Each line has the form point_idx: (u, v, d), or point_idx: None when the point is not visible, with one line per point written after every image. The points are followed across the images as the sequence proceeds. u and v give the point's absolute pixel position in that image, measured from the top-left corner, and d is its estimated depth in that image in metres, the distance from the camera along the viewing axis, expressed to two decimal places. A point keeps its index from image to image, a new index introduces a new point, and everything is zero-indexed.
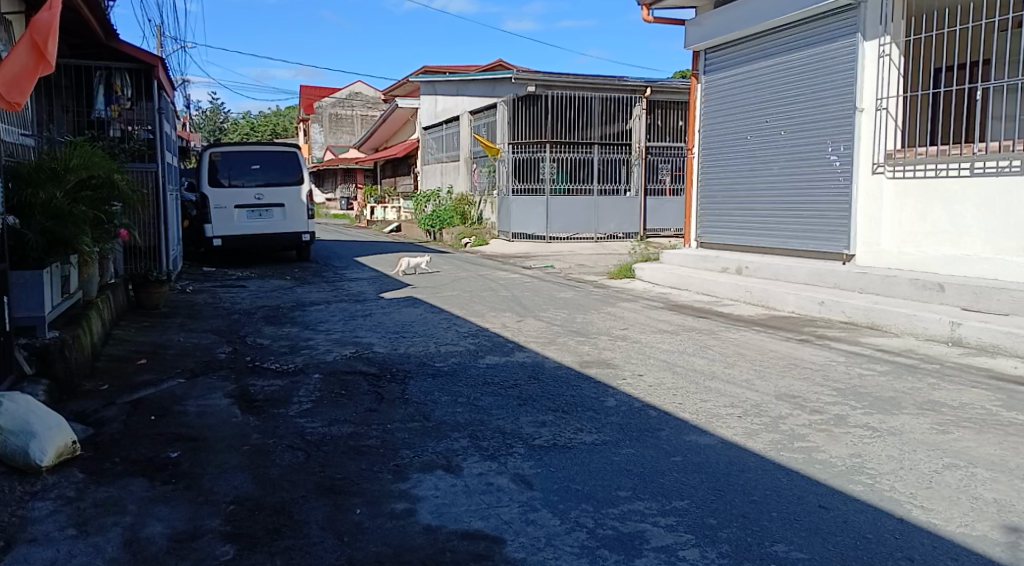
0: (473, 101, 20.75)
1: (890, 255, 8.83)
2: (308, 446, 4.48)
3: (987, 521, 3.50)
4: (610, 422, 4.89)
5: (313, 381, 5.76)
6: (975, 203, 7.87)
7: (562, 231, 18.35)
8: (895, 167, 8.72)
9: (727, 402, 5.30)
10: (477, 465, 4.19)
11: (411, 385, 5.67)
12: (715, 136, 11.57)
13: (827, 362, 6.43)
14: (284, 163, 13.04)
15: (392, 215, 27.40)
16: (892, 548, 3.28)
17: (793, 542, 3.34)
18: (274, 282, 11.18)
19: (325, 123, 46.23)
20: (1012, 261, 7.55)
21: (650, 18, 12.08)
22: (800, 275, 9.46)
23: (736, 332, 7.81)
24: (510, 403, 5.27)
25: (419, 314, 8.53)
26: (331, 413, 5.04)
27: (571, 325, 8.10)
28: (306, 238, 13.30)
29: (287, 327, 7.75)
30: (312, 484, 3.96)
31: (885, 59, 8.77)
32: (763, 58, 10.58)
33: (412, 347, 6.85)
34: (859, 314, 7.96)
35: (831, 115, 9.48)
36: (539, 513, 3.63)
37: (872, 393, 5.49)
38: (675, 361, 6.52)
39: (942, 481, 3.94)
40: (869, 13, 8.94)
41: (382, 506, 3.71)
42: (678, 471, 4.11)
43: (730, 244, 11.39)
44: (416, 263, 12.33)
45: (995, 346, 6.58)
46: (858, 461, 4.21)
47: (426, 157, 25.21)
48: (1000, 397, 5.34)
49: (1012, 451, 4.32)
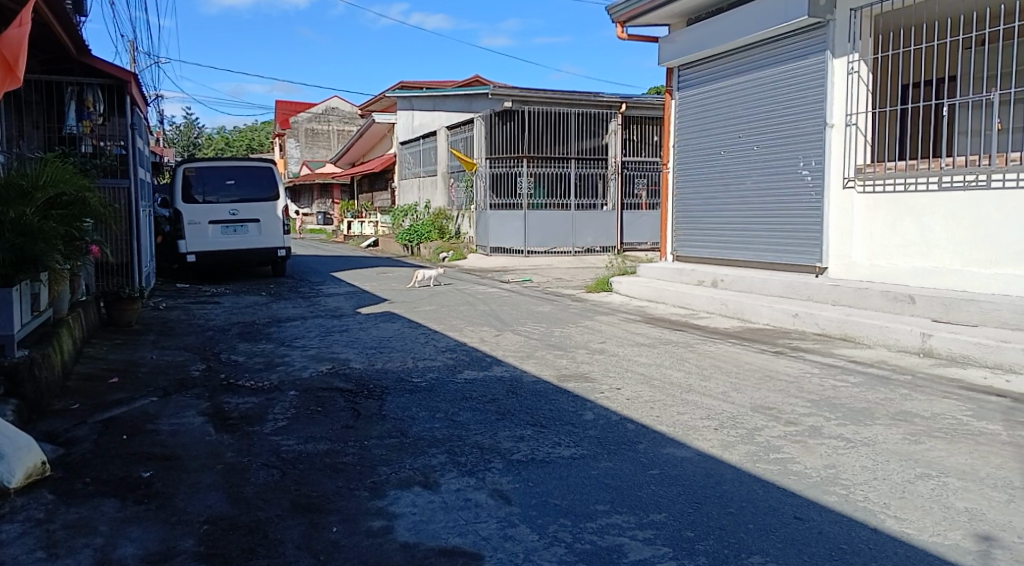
0: (450, 116, 20.86)
1: (862, 268, 8.96)
2: (283, 464, 4.43)
3: (959, 530, 3.55)
4: (588, 435, 4.90)
5: (289, 398, 5.71)
6: (944, 217, 8.02)
7: (540, 245, 18.40)
8: (866, 182, 8.88)
9: (704, 415, 5.33)
10: (455, 481, 4.17)
11: (388, 401, 5.63)
12: (691, 152, 11.68)
13: (802, 373, 6.50)
14: (261, 179, 12.96)
15: (370, 230, 27.34)
16: (867, 558, 3.31)
17: (769, 554, 3.36)
18: (249, 299, 11.11)
19: (302, 138, 46.07)
20: (980, 274, 7.70)
21: (624, 35, 12.21)
22: (773, 287, 9.56)
23: (712, 344, 7.88)
24: (489, 418, 5.26)
25: (396, 329, 8.49)
26: (308, 430, 5.00)
27: (548, 339, 8.10)
28: (282, 253, 13.23)
29: (262, 344, 7.69)
30: (288, 503, 3.92)
31: (853, 76, 8.95)
32: (735, 75, 10.75)
33: (389, 362, 6.82)
34: (832, 325, 8.06)
35: (802, 131, 9.62)
36: (517, 529, 3.62)
37: (846, 404, 5.56)
38: (653, 374, 6.56)
39: (915, 491, 3.99)
40: (837, 31, 9.12)
41: (359, 524, 3.68)
42: (655, 484, 4.13)
43: (706, 257, 11.49)
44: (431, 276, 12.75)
45: (965, 357, 6.69)
46: (832, 472, 4.25)
47: (402, 172, 25.23)
48: (970, 407, 5.43)
49: (982, 460, 4.39)
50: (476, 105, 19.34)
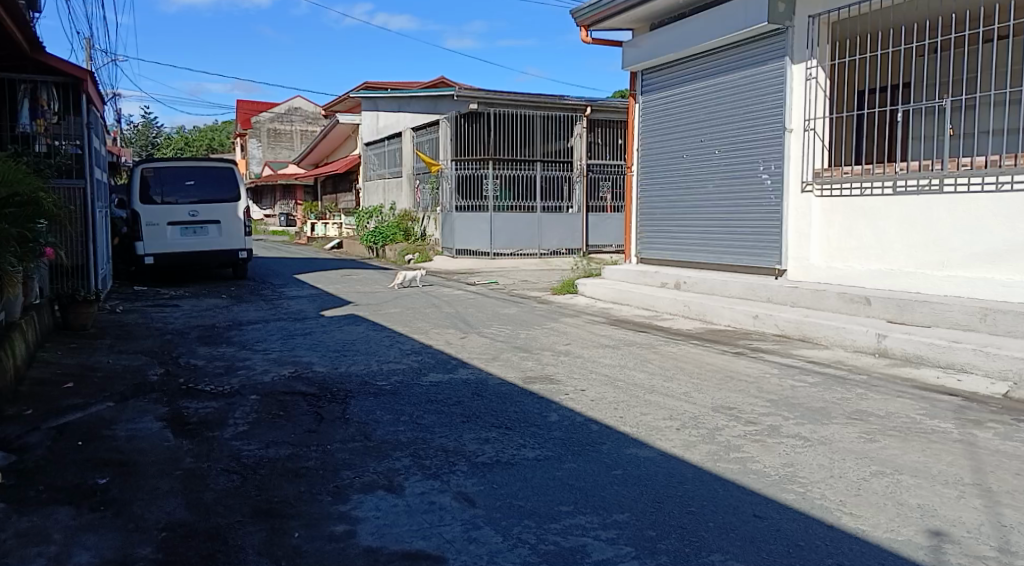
0: (414, 117, 20.77)
1: (820, 270, 9.13)
2: (243, 469, 4.38)
3: (912, 526, 3.64)
4: (552, 437, 4.93)
5: (250, 402, 5.64)
6: (898, 221, 8.22)
7: (506, 247, 18.45)
8: (823, 186, 9.06)
9: (666, 415, 5.38)
10: (419, 484, 4.16)
11: (352, 405, 5.59)
12: (654, 155, 11.80)
13: (762, 374, 6.60)
14: (220, 180, 12.79)
15: (334, 231, 27.11)
16: (823, 554, 3.38)
17: (729, 552, 3.42)
18: (210, 301, 10.95)
19: (264, 138, 45.51)
20: (932, 276, 7.91)
21: (588, 40, 12.29)
22: (734, 289, 9.70)
23: (675, 345, 7.96)
24: (454, 421, 5.25)
25: (360, 332, 8.43)
26: (270, 434, 4.95)
27: (513, 341, 8.12)
28: (243, 255, 13.02)
29: (222, 347, 7.59)
30: (248, 508, 3.88)
31: (812, 81, 9.14)
32: (697, 80, 10.90)
33: (353, 365, 6.77)
34: (791, 326, 8.20)
35: (761, 136, 9.78)
36: (481, 531, 3.63)
37: (804, 404, 5.66)
38: (616, 375, 6.60)
39: (870, 488, 4.08)
40: (796, 38, 9.31)
41: (321, 529, 3.65)
42: (618, 484, 4.16)
43: (669, 259, 11.61)
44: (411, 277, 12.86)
45: (919, 358, 6.85)
46: (790, 470, 4.33)
47: (367, 173, 25.06)
48: (924, 406, 5.56)
49: (935, 458, 4.51)
50: (442, 107, 19.31)
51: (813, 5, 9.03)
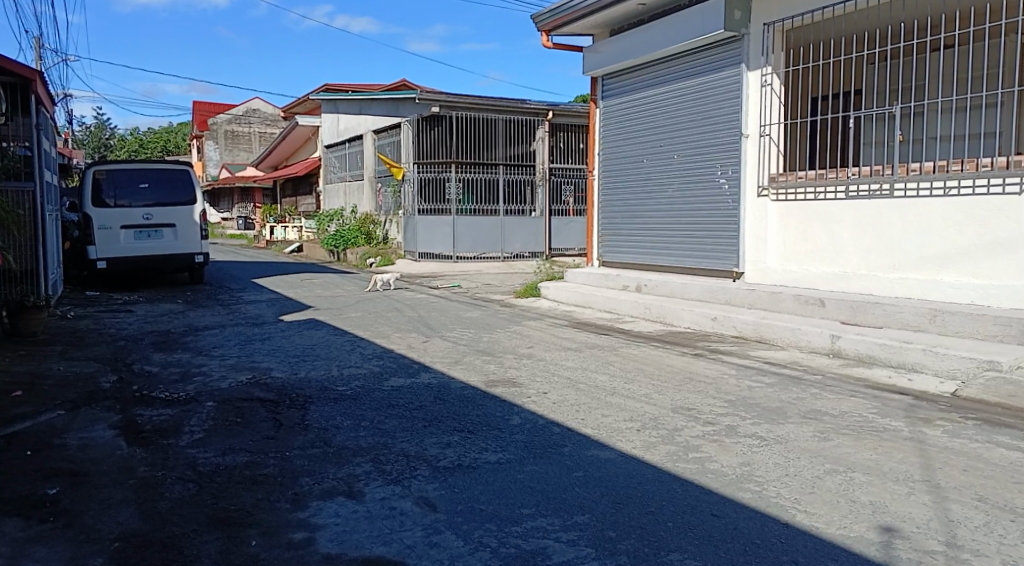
0: (375, 120, 20.63)
1: (776, 273, 9.29)
2: (200, 477, 4.30)
3: (864, 522, 3.72)
4: (515, 440, 4.93)
5: (206, 409, 5.54)
6: (851, 225, 8.42)
7: (469, 251, 18.39)
8: (779, 191, 9.24)
9: (627, 417, 5.43)
10: (379, 490, 4.13)
11: (311, 411, 5.53)
12: (615, 159, 11.90)
13: (720, 375, 6.70)
14: (176, 182, 12.57)
15: (294, 235, 26.78)
16: (778, 552, 3.44)
17: (687, 551, 3.46)
18: (165, 306, 10.75)
19: (222, 140, 44.81)
20: (884, 278, 8.10)
21: (549, 44, 12.36)
22: (693, 292, 9.82)
23: (636, 348, 8.03)
24: (416, 425, 5.23)
25: (321, 337, 8.35)
26: (227, 441, 4.87)
27: (476, 345, 8.12)
28: (200, 260, 12.71)
29: (178, 353, 7.45)
30: (204, 517, 3.81)
31: (767, 88, 9.32)
32: (656, 86, 11.03)
33: (313, 371, 6.70)
34: (748, 328, 8.33)
35: (719, 141, 9.93)
36: (442, 535, 3.62)
37: (761, 404, 5.76)
38: (578, 378, 6.64)
39: (824, 486, 4.16)
40: (752, 45, 9.49)
41: (279, 536, 3.61)
42: (580, 486, 4.19)
43: (630, 263, 11.71)
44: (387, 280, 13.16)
45: (872, 358, 7.01)
46: (747, 469, 4.40)
47: (327, 176, 24.83)
48: (877, 405, 5.69)
49: (886, 455, 4.62)
50: (403, 110, 19.19)
51: (768, 13, 9.23)
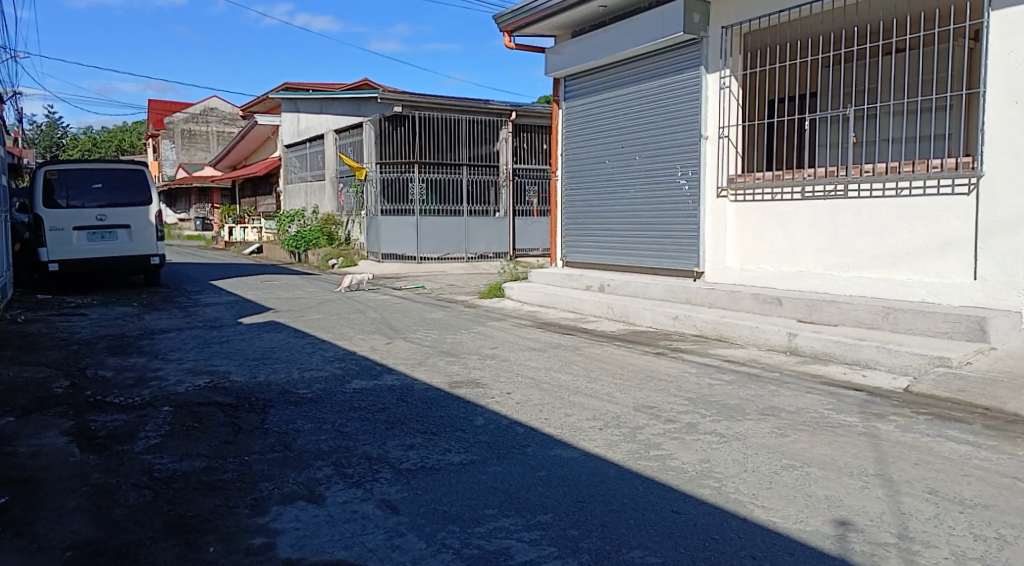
0: (337, 120, 20.45)
1: (735, 272, 9.43)
2: (156, 483, 4.23)
3: (820, 516, 3.80)
4: (478, 441, 4.93)
5: (162, 414, 5.44)
6: (807, 225, 8.59)
7: (433, 251, 18.33)
8: (737, 191, 9.39)
9: (590, 416, 5.47)
10: (341, 494, 4.10)
11: (271, 415, 5.46)
12: (578, 160, 11.97)
13: (681, 373, 6.78)
14: (131, 183, 12.31)
15: (253, 236, 26.41)
16: (737, 547, 3.49)
17: (648, 547, 3.50)
18: (120, 309, 10.52)
19: (178, 139, 44.00)
20: (839, 277, 8.27)
21: (511, 45, 12.38)
22: (655, 291, 9.92)
23: (599, 347, 8.09)
24: (378, 427, 5.20)
25: (281, 339, 8.25)
26: (184, 447, 4.79)
27: (440, 346, 8.09)
28: (155, 261, 12.53)
29: (133, 358, 7.30)
30: (160, 524, 3.74)
31: (725, 91, 9.45)
32: (617, 87, 11.12)
33: (273, 374, 6.62)
34: (708, 327, 8.44)
35: (679, 143, 10.05)
36: (404, 538, 3.60)
37: (720, 401, 5.84)
38: (542, 378, 6.67)
39: (781, 481, 4.24)
40: (711, 48, 9.61)
41: (238, 542, 3.56)
42: (542, 486, 4.20)
43: (592, 263, 11.78)
44: (359, 279, 13.50)
45: (827, 355, 7.15)
46: (707, 466, 4.46)
47: (288, 176, 24.54)
48: (832, 401, 5.82)
49: (841, 450, 4.72)
50: (365, 110, 19.05)
51: (726, 16, 9.36)
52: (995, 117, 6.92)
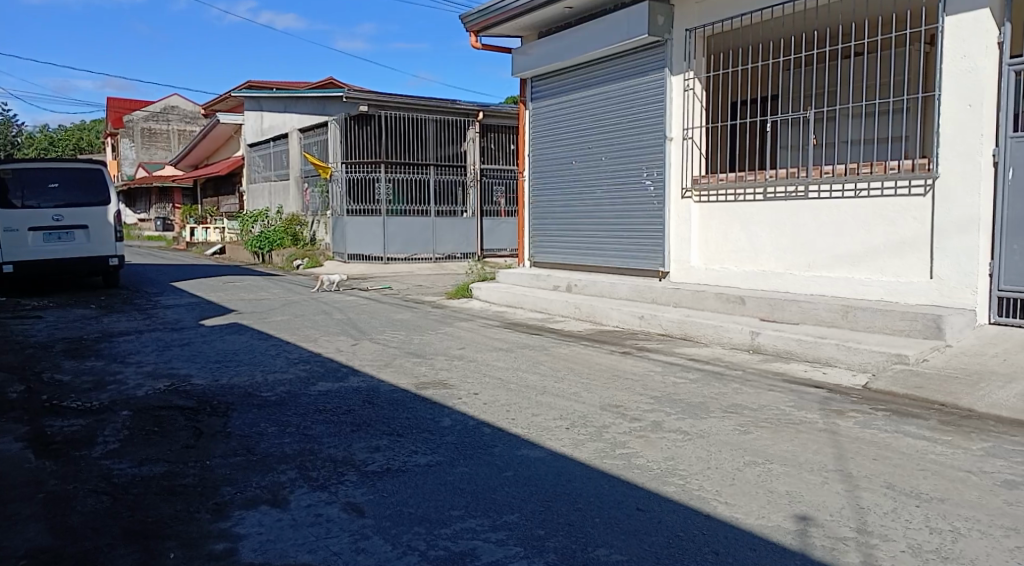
0: (301, 118, 20.23)
1: (699, 272, 9.54)
2: (114, 489, 4.14)
3: (781, 511, 3.86)
4: (445, 442, 4.92)
5: (121, 418, 5.34)
6: (769, 225, 8.72)
7: (400, 252, 18.25)
8: (701, 192, 9.49)
9: (557, 415, 5.49)
10: (305, 497, 4.06)
11: (234, 418, 5.39)
12: (545, 161, 12.01)
13: (646, 372, 6.84)
14: (89, 182, 12.06)
15: (215, 236, 26.01)
16: (701, 544, 3.53)
17: (613, 545, 3.52)
18: (77, 312, 10.29)
19: (138, 138, 43.18)
20: (800, 276, 8.41)
21: (477, 45, 12.37)
22: (621, 291, 9.99)
23: (566, 347, 8.12)
24: (343, 430, 5.16)
25: (245, 341, 8.14)
26: (144, 451, 4.71)
27: (407, 347, 8.06)
28: (114, 262, 12.31)
29: (91, 361, 7.14)
30: (119, 530, 3.68)
31: (689, 92, 9.56)
32: (583, 89, 11.17)
33: (235, 377, 6.53)
34: (673, 326, 8.53)
35: (644, 143, 10.13)
36: (370, 541, 3.58)
37: (685, 399, 5.90)
38: (509, 378, 6.67)
39: (743, 477, 4.30)
40: (674, 50, 9.70)
41: (199, 548, 3.51)
42: (509, 486, 4.21)
43: (560, 263, 11.83)
44: (333, 279, 13.60)
45: (788, 353, 7.26)
46: (671, 463, 4.51)
47: (251, 175, 24.22)
48: (794, 398, 5.92)
49: (802, 446, 4.79)
50: (330, 109, 18.87)
51: (690, 19, 9.48)
52: (949, 120, 7.09)
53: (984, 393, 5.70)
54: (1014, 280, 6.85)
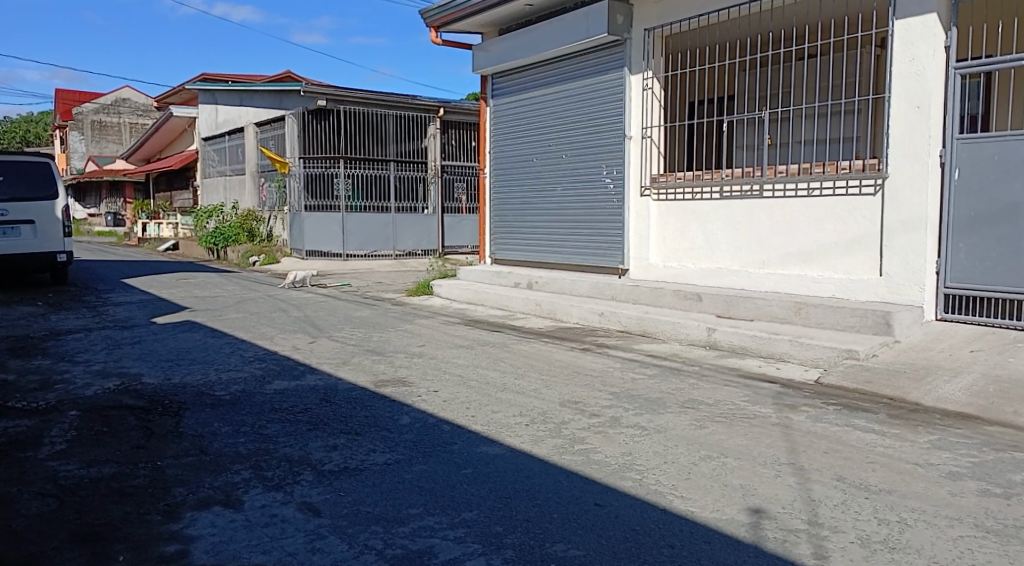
0: (257, 112, 19.91)
1: (657, 269, 9.65)
2: (61, 491, 4.03)
3: (735, 505, 3.92)
4: (403, 440, 4.90)
5: (69, 419, 5.20)
6: (725, 223, 8.84)
7: (359, 249, 18.10)
8: (659, 191, 9.59)
9: (516, 412, 5.50)
10: (260, 497, 4.01)
11: (186, 417, 5.29)
12: (505, 159, 12.01)
13: (606, 368, 6.89)
14: (36, 176, 11.72)
15: (169, 232, 25.47)
16: (657, 537, 3.58)
17: (571, 541, 3.54)
18: (22, 309, 9.98)
19: (88, 130, 42.05)
20: (755, 273, 8.55)
21: (437, 41, 12.31)
22: (581, 288, 10.04)
23: (526, 344, 8.14)
24: (299, 429, 5.10)
25: (198, 339, 7.99)
26: (93, 452, 4.60)
27: (366, 344, 7.99)
28: (62, 259, 11.99)
29: (37, 360, 6.94)
30: (66, 533, 3.59)
31: (648, 92, 9.64)
32: (544, 86, 11.18)
33: (188, 376, 6.41)
34: (632, 323, 8.60)
35: (604, 142, 10.19)
36: (326, 541, 3.54)
37: (643, 395, 5.96)
38: (469, 375, 6.66)
39: (699, 471, 4.36)
40: (634, 49, 9.78)
41: (149, 550, 3.44)
42: (468, 483, 4.21)
43: (521, 260, 11.84)
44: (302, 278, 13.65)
45: (744, 349, 7.38)
46: (629, 458, 4.55)
47: (206, 170, 23.76)
48: (749, 393, 6.01)
49: (756, 440, 4.88)
50: (287, 103, 18.60)
51: (648, 19, 9.56)
52: (899, 121, 7.27)
53: (930, 387, 5.88)
54: (959, 277, 7.05)
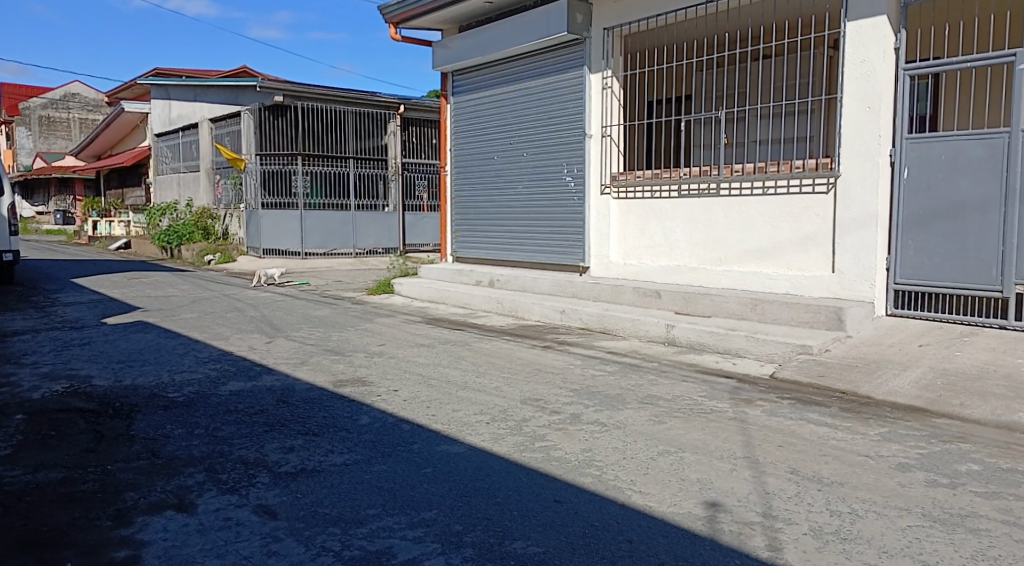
0: (212, 108, 19.55)
1: (617, 267, 9.72)
2: (5, 498, 3.92)
3: (691, 499, 3.97)
4: (362, 440, 4.86)
5: (14, 423, 5.05)
6: (684, 221, 8.95)
7: (318, 247, 17.89)
8: (620, 189, 9.66)
9: (477, 410, 5.50)
10: (215, 500, 3.94)
11: (138, 420, 5.17)
12: (466, 157, 11.99)
13: (566, 365, 6.92)
14: None
15: (121, 230, 24.86)
16: (615, 532, 3.61)
17: (530, 538, 3.55)
18: None
19: (35, 126, 40.84)
20: (712, 270, 8.66)
21: (397, 37, 12.22)
22: (543, 285, 10.06)
23: (488, 342, 8.13)
24: (256, 430, 5.03)
25: (151, 340, 7.82)
26: (40, 457, 4.47)
27: (325, 344, 7.91)
28: (8, 258, 11.64)
29: None
30: (10, 540, 3.49)
31: (608, 91, 9.72)
32: (504, 84, 11.20)
33: (140, 377, 6.27)
34: (593, 320, 8.65)
35: (563, 140, 10.24)
36: (283, 543, 3.50)
37: (603, 392, 6.00)
38: (430, 373, 6.64)
39: (657, 466, 4.40)
40: (593, 48, 9.85)
41: (99, 556, 3.36)
42: (428, 482, 4.19)
43: (482, 258, 11.84)
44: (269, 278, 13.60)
45: (702, 344, 7.47)
46: (589, 455, 4.58)
47: (159, 166, 23.25)
48: (706, 388, 6.09)
49: (712, 435, 4.95)
50: (244, 98, 18.30)
51: (608, 18, 9.63)
52: (851, 121, 7.43)
53: (881, 381, 6.02)
54: (909, 274, 7.25)
